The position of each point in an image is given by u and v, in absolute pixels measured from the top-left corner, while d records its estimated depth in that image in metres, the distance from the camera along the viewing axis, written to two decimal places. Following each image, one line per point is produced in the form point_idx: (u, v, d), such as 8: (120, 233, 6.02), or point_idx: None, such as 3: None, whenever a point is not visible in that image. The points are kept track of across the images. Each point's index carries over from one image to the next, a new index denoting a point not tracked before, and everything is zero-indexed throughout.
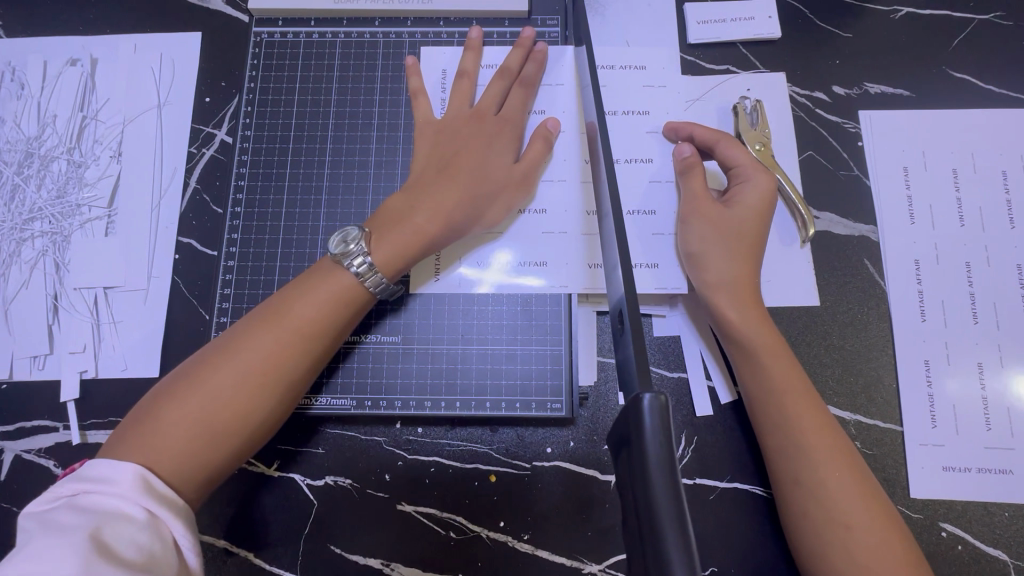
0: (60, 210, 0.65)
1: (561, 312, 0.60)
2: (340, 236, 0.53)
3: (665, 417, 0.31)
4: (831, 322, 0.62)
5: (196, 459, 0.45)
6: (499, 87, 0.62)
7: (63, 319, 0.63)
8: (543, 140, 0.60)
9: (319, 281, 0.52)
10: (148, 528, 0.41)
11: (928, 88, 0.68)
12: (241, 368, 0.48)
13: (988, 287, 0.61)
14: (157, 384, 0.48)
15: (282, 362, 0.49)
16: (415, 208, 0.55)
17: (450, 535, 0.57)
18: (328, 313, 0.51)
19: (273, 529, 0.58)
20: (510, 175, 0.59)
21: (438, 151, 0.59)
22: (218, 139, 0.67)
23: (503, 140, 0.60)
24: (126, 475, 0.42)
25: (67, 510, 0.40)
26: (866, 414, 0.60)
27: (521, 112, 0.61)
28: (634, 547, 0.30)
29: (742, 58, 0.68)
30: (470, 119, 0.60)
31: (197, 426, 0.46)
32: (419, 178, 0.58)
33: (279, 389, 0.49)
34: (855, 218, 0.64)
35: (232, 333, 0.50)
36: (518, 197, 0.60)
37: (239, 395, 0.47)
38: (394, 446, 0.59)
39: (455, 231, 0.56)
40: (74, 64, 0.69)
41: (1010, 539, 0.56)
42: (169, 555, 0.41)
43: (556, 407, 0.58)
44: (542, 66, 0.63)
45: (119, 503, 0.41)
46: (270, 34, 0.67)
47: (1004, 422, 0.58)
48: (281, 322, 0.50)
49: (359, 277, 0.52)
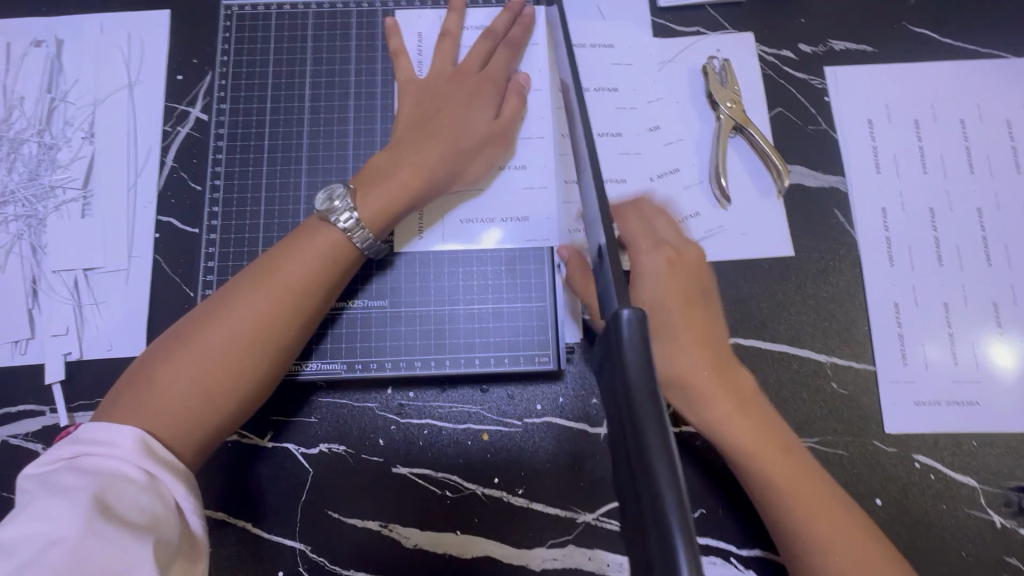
0: (33, 193, 0.64)
1: (544, 271, 0.61)
2: (326, 193, 0.54)
3: (645, 336, 0.33)
4: (805, 270, 0.64)
5: (196, 419, 0.46)
6: (483, 47, 0.63)
7: (42, 303, 0.62)
8: (518, 94, 0.62)
9: (308, 240, 0.52)
10: (148, 490, 0.41)
11: (890, 44, 0.70)
12: (233, 327, 0.48)
13: (951, 231, 0.64)
14: (151, 347, 0.48)
15: (275, 320, 0.49)
16: (399, 165, 0.56)
17: (446, 494, 0.59)
18: (317, 271, 0.52)
19: (270, 497, 0.58)
20: (491, 129, 0.60)
21: (420, 109, 0.60)
22: (193, 116, 0.67)
23: (485, 96, 0.61)
24: (125, 439, 0.42)
25: (67, 472, 0.40)
26: (841, 355, 0.62)
27: (504, 70, 0.62)
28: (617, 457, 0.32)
29: (711, 19, 0.70)
30: (455, 76, 0.61)
31: (195, 386, 0.46)
32: (402, 135, 0.58)
33: (275, 347, 0.49)
34: (825, 169, 0.66)
35: (220, 295, 0.50)
36: (499, 152, 0.61)
37: (235, 354, 0.47)
38: (386, 411, 0.60)
39: (438, 186, 0.57)
40: (39, 45, 0.68)
41: (978, 466, 0.59)
42: (171, 516, 0.41)
43: (543, 360, 0.60)
44: (530, 29, 0.65)
45: (119, 466, 0.41)
46: (241, 7, 0.66)
47: (969, 357, 0.61)
48: (270, 280, 0.50)
49: (346, 233, 0.53)
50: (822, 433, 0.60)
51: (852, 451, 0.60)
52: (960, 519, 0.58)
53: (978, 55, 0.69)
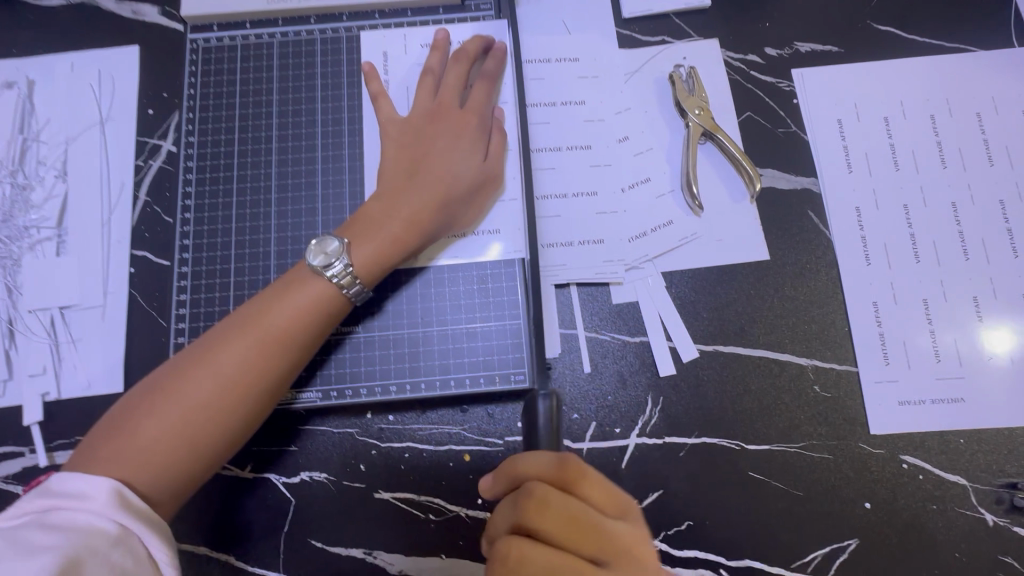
0: (7, 234, 0.64)
1: (518, 288, 0.61)
2: (319, 246, 0.54)
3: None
4: (782, 273, 0.64)
5: (175, 469, 0.46)
6: (458, 81, 0.62)
7: (20, 344, 0.62)
8: (500, 132, 0.62)
9: (296, 289, 0.52)
10: (119, 545, 0.41)
11: (855, 43, 0.70)
12: (217, 378, 0.48)
13: (927, 227, 0.64)
14: (135, 389, 0.48)
15: (259, 372, 0.49)
16: (388, 216, 0.56)
17: (430, 518, 0.58)
18: (303, 320, 0.52)
19: (253, 530, 0.58)
20: (479, 173, 0.59)
21: (406, 154, 0.59)
22: (164, 150, 0.67)
23: (470, 138, 0.60)
24: (98, 491, 0.42)
25: (35, 527, 0.40)
26: (822, 358, 0.61)
27: (486, 107, 0.62)
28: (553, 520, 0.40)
29: (675, 28, 0.70)
30: (437, 116, 0.60)
31: (176, 436, 0.46)
32: (390, 184, 0.58)
33: (255, 397, 0.49)
34: (796, 171, 0.66)
35: (204, 341, 0.50)
36: (486, 194, 0.61)
37: (216, 404, 0.47)
38: (365, 436, 0.60)
39: (429, 237, 0.58)
40: (10, 87, 0.68)
41: (966, 463, 0.59)
42: (143, 571, 0.41)
43: (520, 379, 0.59)
44: (502, 62, 0.64)
45: (90, 520, 0.41)
46: (206, 40, 0.67)
47: (952, 353, 0.61)
48: (257, 329, 0.50)
49: (337, 285, 0.53)
50: (807, 437, 0.59)
51: (839, 455, 0.59)
52: (952, 519, 0.57)
53: (943, 49, 0.69)
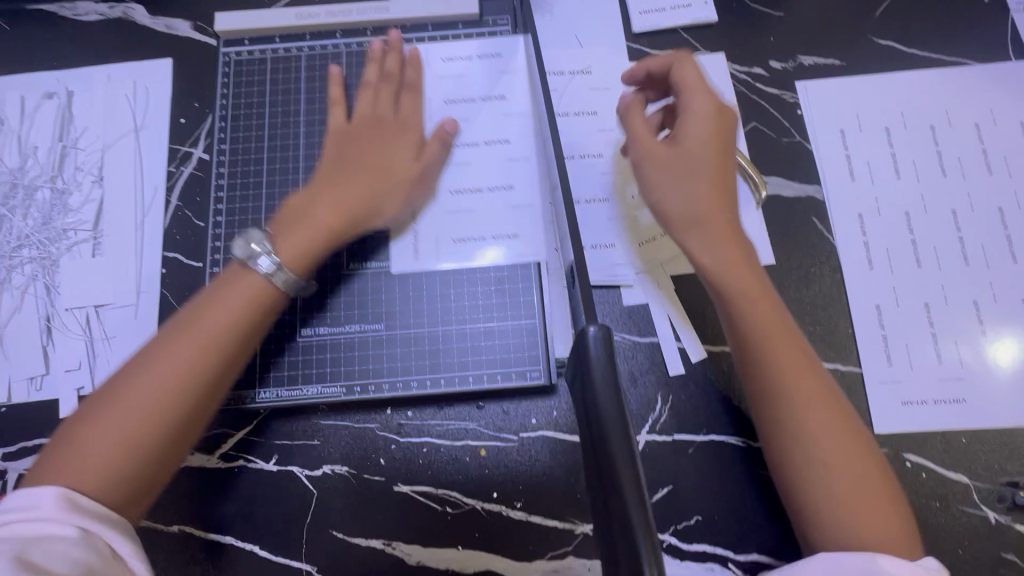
0: (47, 236, 0.67)
1: (533, 290, 0.64)
2: (243, 238, 0.54)
3: (608, 344, 0.40)
4: (788, 277, 0.66)
5: (125, 475, 0.46)
6: (390, 92, 0.65)
7: (57, 340, 0.65)
8: (439, 139, 0.65)
9: (224, 291, 0.53)
10: (79, 543, 0.42)
11: (857, 57, 0.73)
12: (156, 384, 0.48)
13: (928, 233, 0.66)
14: (76, 410, 0.49)
15: (195, 374, 0.50)
16: (318, 212, 0.58)
17: (447, 511, 0.60)
18: (230, 322, 0.52)
19: (277, 521, 0.60)
20: (409, 170, 0.62)
21: (341, 157, 0.61)
22: (195, 156, 0.70)
23: (403, 142, 0.63)
24: (45, 502, 0.43)
25: (2, 536, 0.41)
26: (827, 359, 0.63)
27: (417, 115, 0.65)
28: (595, 482, 0.37)
29: (684, 42, 0.73)
30: (373, 122, 0.63)
31: (122, 445, 0.47)
32: (321, 183, 0.60)
33: (198, 401, 0.50)
34: (801, 178, 0.69)
35: (140, 353, 0.50)
36: (417, 192, 0.63)
37: (157, 410, 0.48)
38: (386, 430, 0.62)
39: (356, 232, 0.60)
40: (51, 97, 0.72)
41: (968, 461, 0.60)
42: (109, 565, 0.43)
43: (535, 376, 0.62)
44: (419, 69, 0.68)
45: (50, 526, 0.42)
46: (237, 53, 0.71)
47: (953, 354, 0.63)
48: (189, 334, 0.51)
49: (268, 277, 0.53)
50: None
51: None
52: (955, 516, 0.59)
53: (943, 63, 0.72)
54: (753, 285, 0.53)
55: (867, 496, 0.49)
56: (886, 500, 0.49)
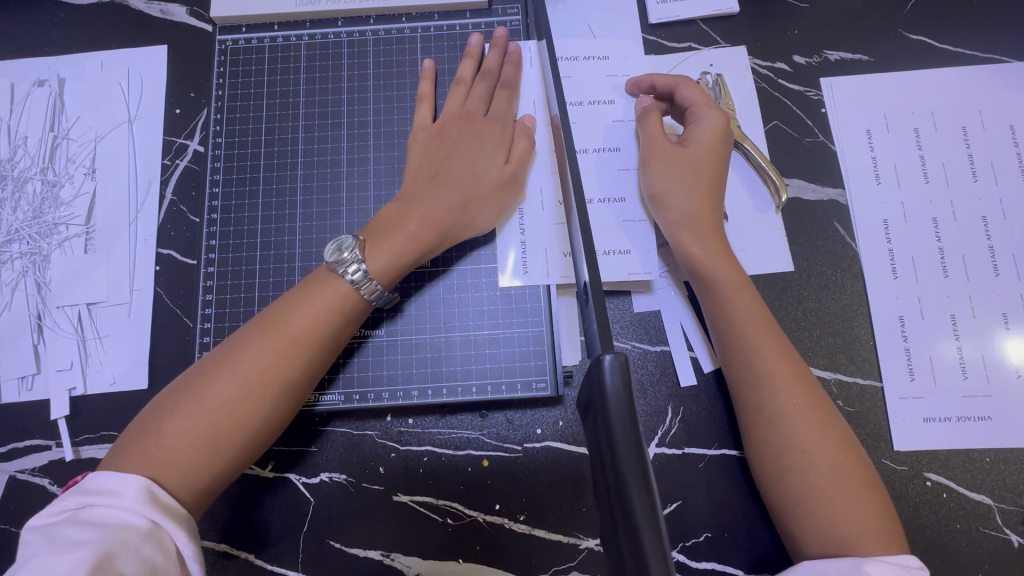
0: (37, 230, 0.65)
1: (540, 296, 0.61)
2: (335, 244, 0.54)
3: (627, 379, 0.33)
4: (806, 285, 0.63)
5: (198, 469, 0.46)
6: (483, 89, 0.63)
7: (48, 339, 0.63)
8: (526, 136, 0.61)
9: (323, 290, 0.53)
10: (149, 539, 0.41)
11: (886, 53, 0.69)
12: (238, 381, 0.48)
13: (956, 241, 0.63)
14: (159, 397, 0.49)
15: (278, 374, 0.49)
16: (407, 216, 0.56)
17: (448, 522, 0.58)
18: (325, 323, 0.52)
19: (273, 529, 0.59)
20: (501, 174, 0.60)
21: (430, 158, 0.60)
22: (191, 150, 0.68)
23: (493, 143, 0.61)
24: (128, 488, 0.43)
25: (72, 523, 0.41)
26: (846, 372, 0.61)
27: (509, 112, 0.62)
28: (607, 521, 0.33)
29: (703, 35, 0.70)
30: (462, 120, 0.61)
31: (199, 439, 0.46)
32: (411, 186, 0.59)
33: (274, 401, 0.49)
34: (824, 182, 0.66)
35: (227, 345, 0.51)
36: (507, 197, 0.60)
37: (235, 406, 0.47)
38: (385, 438, 0.60)
39: (446, 239, 0.58)
40: (42, 84, 0.69)
41: (992, 483, 0.58)
42: (171, 565, 0.42)
43: (541, 386, 0.59)
44: (519, 66, 0.65)
45: (123, 516, 0.41)
46: (234, 41, 0.68)
47: (979, 369, 0.60)
48: (278, 332, 0.50)
49: (354, 285, 0.53)
50: None
51: None
52: (976, 539, 0.56)
53: (978, 61, 0.68)
54: (733, 279, 0.56)
55: (856, 501, 0.48)
56: (874, 503, 0.48)
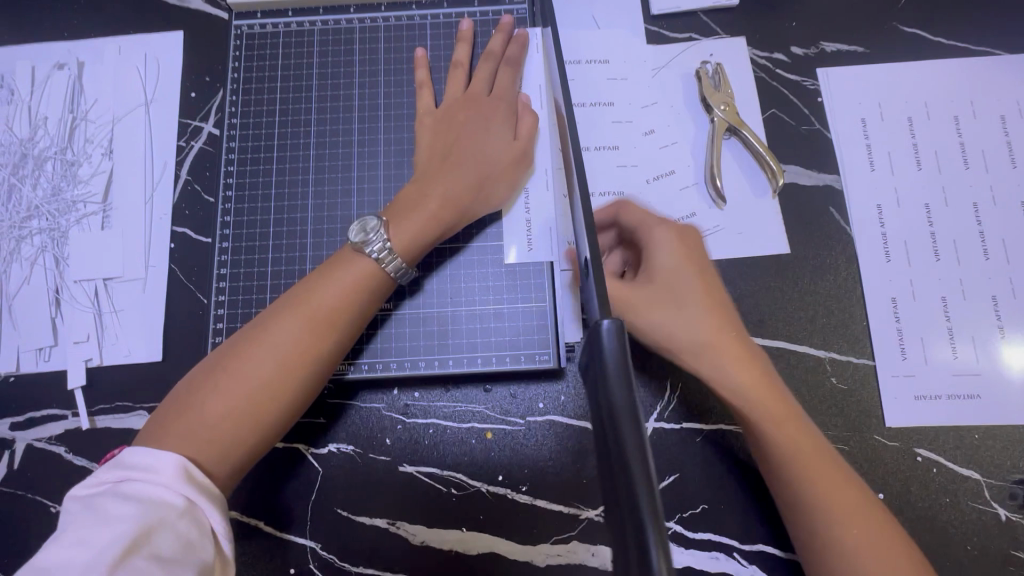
0: (56, 207, 0.67)
1: (544, 273, 0.63)
2: (360, 225, 0.56)
3: (624, 346, 0.35)
4: (802, 267, 0.65)
5: (239, 441, 0.49)
6: (486, 70, 0.65)
7: (65, 312, 0.65)
8: (530, 113, 0.64)
9: (346, 268, 0.55)
10: (185, 515, 0.43)
11: (882, 44, 0.71)
12: (271, 359, 0.50)
13: (947, 226, 0.65)
14: (194, 373, 0.51)
15: (308, 349, 0.52)
16: (427, 195, 0.58)
17: (452, 492, 0.60)
18: (351, 301, 0.54)
19: (283, 497, 0.60)
20: (513, 150, 0.62)
21: (443, 139, 0.62)
22: (206, 131, 0.70)
23: (500, 120, 0.63)
24: (166, 467, 0.45)
25: (110, 498, 0.43)
26: (840, 351, 0.63)
27: (511, 89, 0.65)
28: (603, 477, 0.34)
29: (703, 26, 0.72)
30: (467, 100, 0.64)
31: (239, 412, 0.49)
32: (426, 167, 0.61)
33: (305, 376, 0.52)
34: (819, 168, 0.68)
35: (257, 323, 0.53)
36: (519, 173, 0.63)
37: (269, 382, 0.50)
38: (392, 411, 0.62)
39: (464, 216, 0.60)
40: (62, 68, 0.71)
41: (981, 459, 0.59)
42: (206, 541, 0.44)
43: (544, 359, 0.61)
44: (524, 47, 0.67)
45: (161, 493, 0.44)
46: (250, 26, 0.70)
47: (969, 350, 0.62)
48: (306, 310, 0.52)
49: (379, 262, 0.55)
50: (822, 428, 0.61)
51: (853, 446, 0.60)
52: (964, 512, 0.58)
53: (970, 53, 0.70)
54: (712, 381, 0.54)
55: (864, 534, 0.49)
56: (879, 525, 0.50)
